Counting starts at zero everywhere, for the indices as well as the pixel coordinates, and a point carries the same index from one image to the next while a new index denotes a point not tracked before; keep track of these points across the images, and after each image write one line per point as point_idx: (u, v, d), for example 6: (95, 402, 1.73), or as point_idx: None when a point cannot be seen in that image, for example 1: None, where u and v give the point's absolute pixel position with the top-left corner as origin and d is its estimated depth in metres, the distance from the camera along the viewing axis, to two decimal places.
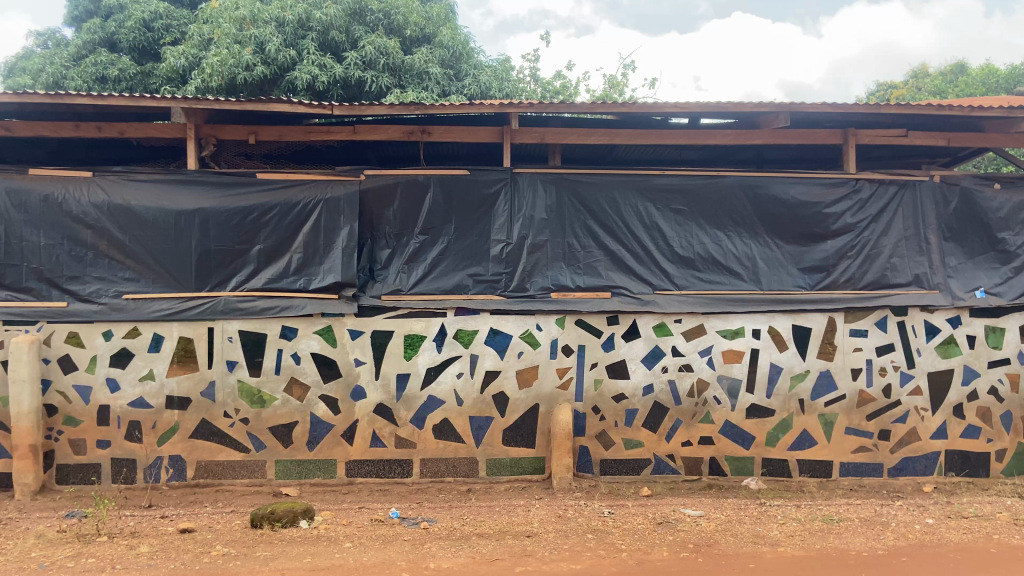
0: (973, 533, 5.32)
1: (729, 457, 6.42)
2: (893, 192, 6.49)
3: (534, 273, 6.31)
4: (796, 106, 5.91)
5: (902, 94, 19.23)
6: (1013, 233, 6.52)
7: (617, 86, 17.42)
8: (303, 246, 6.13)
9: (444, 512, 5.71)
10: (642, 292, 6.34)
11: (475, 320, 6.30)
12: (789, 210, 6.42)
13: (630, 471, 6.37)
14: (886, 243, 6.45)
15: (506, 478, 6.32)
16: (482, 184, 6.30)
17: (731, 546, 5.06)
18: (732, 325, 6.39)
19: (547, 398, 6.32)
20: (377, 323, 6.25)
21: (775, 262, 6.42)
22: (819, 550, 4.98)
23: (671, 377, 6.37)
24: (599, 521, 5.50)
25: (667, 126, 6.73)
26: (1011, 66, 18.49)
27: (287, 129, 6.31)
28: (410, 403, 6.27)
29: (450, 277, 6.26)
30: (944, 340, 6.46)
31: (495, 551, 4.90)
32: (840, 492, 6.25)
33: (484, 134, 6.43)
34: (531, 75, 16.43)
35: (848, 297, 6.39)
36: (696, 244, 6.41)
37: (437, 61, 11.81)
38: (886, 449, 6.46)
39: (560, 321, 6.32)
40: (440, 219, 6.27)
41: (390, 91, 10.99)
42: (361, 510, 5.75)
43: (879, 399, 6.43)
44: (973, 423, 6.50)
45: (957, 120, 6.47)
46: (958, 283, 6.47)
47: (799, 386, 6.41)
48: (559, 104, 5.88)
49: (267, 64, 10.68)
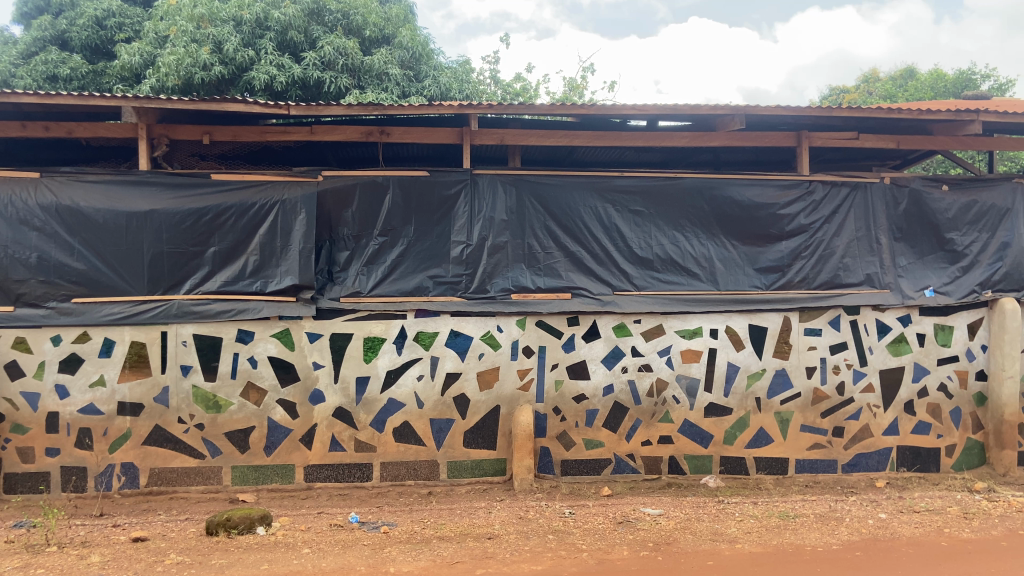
0: (925, 527, 5.45)
1: (689, 456, 6.48)
2: (845, 194, 6.63)
3: (494, 275, 6.30)
4: (751, 108, 6.00)
5: (854, 98, 19.69)
6: (961, 234, 6.69)
7: (577, 88, 17.53)
8: (260, 248, 6.04)
9: (404, 515, 5.66)
10: (602, 293, 6.38)
11: (436, 322, 6.27)
12: (745, 211, 6.51)
13: (592, 472, 6.39)
14: (839, 244, 6.58)
15: (467, 480, 6.29)
16: (442, 185, 6.27)
17: (690, 543, 5.11)
18: (691, 325, 6.46)
19: (508, 399, 6.32)
20: (336, 326, 6.18)
21: (732, 262, 6.51)
22: (776, 546, 5.05)
23: (631, 377, 6.42)
24: (560, 522, 5.51)
25: (626, 128, 6.73)
26: (958, 70, 19.06)
27: (242, 129, 6.20)
28: (370, 406, 6.21)
29: (410, 279, 6.22)
30: (894, 338, 6.62)
31: (457, 554, 4.87)
32: (796, 488, 6.35)
33: (443, 135, 6.40)
34: (491, 76, 16.46)
35: (802, 296, 6.50)
36: (654, 244, 6.47)
37: (397, 62, 11.76)
38: (840, 445, 6.58)
39: (521, 322, 6.33)
40: (400, 220, 6.23)
41: (349, 91, 10.91)
42: (320, 515, 5.67)
43: (833, 396, 6.56)
44: (924, 419, 6.66)
45: (905, 123, 6.62)
46: (908, 282, 6.61)
47: (756, 385, 6.51)
48: (519, 106, 5.83)
49: (224, 63, 10.52)
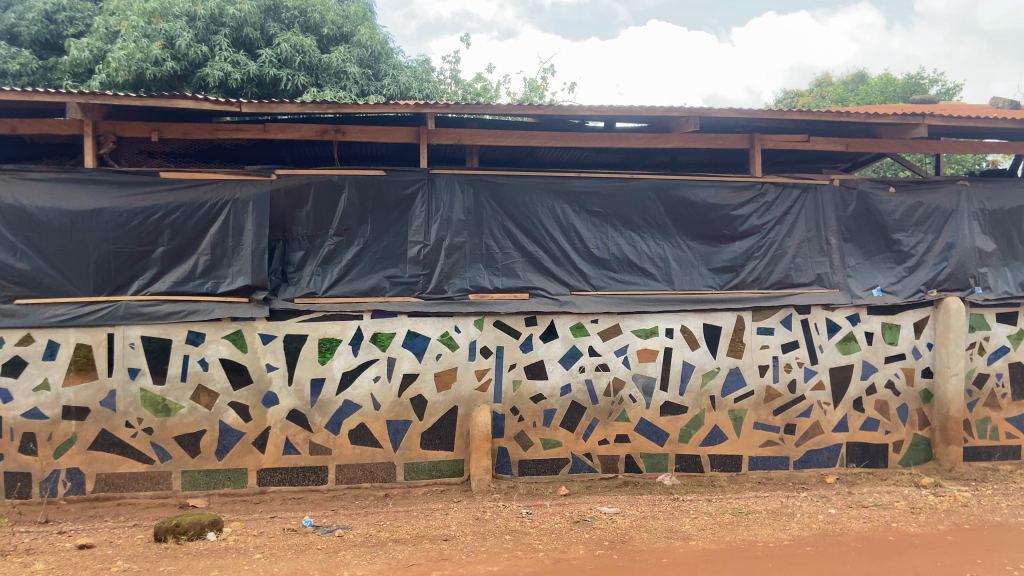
0: (873, 521, 5.57)
1: (645, 454, 6.53)
2: (797, 195, 6.75)
3: (452, 275, 6.28)
4: (705, 110, 6.08)
5: (807, 102, 20.04)
6: (908, 235, 6.85)
7: (538, 90, 17.56)
8: (211, 247, 5.93)
9: (359, 518, 5.60)
10: (560, 293, 6.40)
11: (393, 322, 6.22)
12: (699, 212, 6.59)
13: (549, 471, 6.40)
14: (790, 244, 6.70)
15: (424, 482, 6.25)
16: (398, 184, 6.22)
17: (645, 541, 5.15)
18: (647, 325, 6.52)
19: (465, 400, 6.30)
20: (291, 327, 6.09)
21: (687, 262, 6.59)
22: (729, 542, 5.12)
23: (588, 377, 6.44)
24: (517, 522, 5.51)
25: (584, 128, 6.77)
26: (907, 75, 19.55)
27: (192, 126, 6.07)
28: (325, 407, 6.14)
29: (366, 279, 6.16)
30: (844, 337, 6.75)
31: (412, 556, 4.84)
32: (749, 485, 6.44)
33: (400, 134, 6.35)
34: (452, 76, 16.38)
35: (755, 296, 6.61)
36: (611, 245, 6.51)
37: (355, 60, 11.66)
38: (792, 442, 6.70)
39: (478, 322, 6.31)
40: (355, 220, 6.16)
41: (307, 90, 10.78)
42: (273, 520, 5.59)
43: (785, 394, 6.67)
44: (872, 416, 6.81)
45: (853, 126, 6.76)
46: (857, 282, 6.76)
47: (710, 383, 6.59)
48: (477, 106, 5.83)
49: (177, 59, 10.30)
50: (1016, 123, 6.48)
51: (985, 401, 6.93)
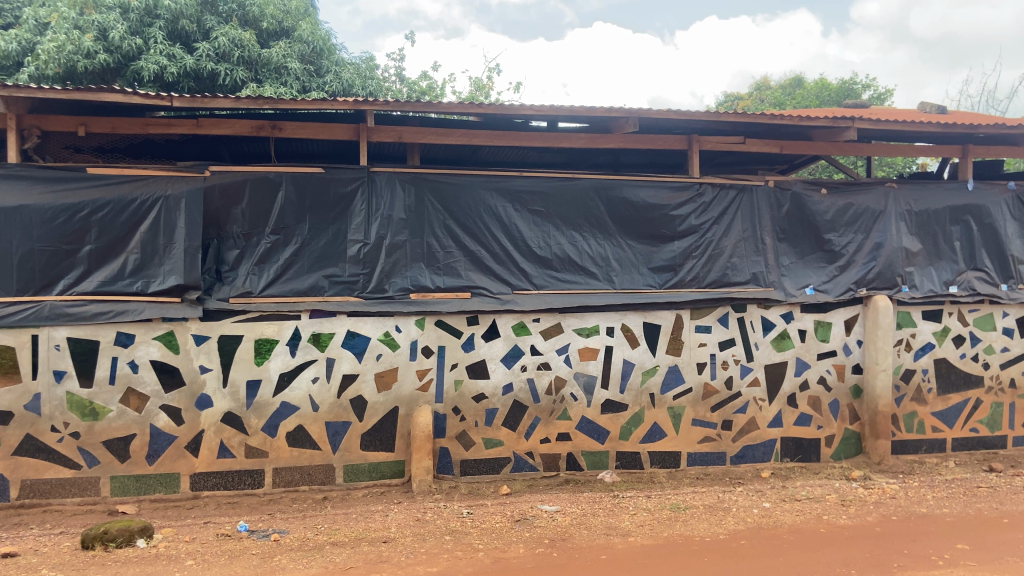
0: (805, 514, 5.72)
1: (586, 452, 6.58)
2: (733, 196, 6.88)
3: (392, 274, 6.21)
4: (644, 111, 6.16)
5: (747, 105, 20.45)
6: (839, 235, 7.05)
7: (483, 89, 17.51)
8: (141, 246, 5.75)
9: (296, 522, 5.50)
10: (502, 292, 6.39)
11: (332, 322, 6.12)
12: (639, 211, 6.67)
13: (490, 471, 6.40)
14: (727, 244, 6.83)
15: (364, 484, 6.18)
16: (337, 182, 6.13)
17: (585, 539, 5.18)
18: (588, 323, 6.56)
19: (406, 400, 6.24)
20: (225, 328, 5.95)
21: (627, 261, 6.66)
22: (666, 537, 5.20)
23: (530, 376, 6.46)
24: (457, 522, 5.48)
25: (527, 128, 6.77)
26: (841, 80, 20.12)
27: (121, 120, 5.88)
28: (262, 409, 6.01)
29: (304, 278, 6.05)
30: (778, 334, 6.92)
31: (350, 559, 4.78)
32: (688, 481, 6.55)
33: (339, 131, 6.26)
34: (396, 74, 16.19)
35: (694, 295, 6.72)
36: (553, 244, 6.53)
37: (296, 56, 11.45)
38: (729, 438, 6.83)
39: (419, 322, 6.26)
40: (293, 218, 6.05)
41: (246, 84, 10.58)
42: (206, 525, 5.45)
43: (722, 391, 6.80)
44: (806, 411, 6.99)
45: (787, 129, 6.93)
46: (791, 281, 6.93)
47: (650, 381, 6.67)
48: (419, 104, 5.79)
49: (109, 52, 9.96)
50: (940, 128, 6.72)
51: (911, 396, 7.17)
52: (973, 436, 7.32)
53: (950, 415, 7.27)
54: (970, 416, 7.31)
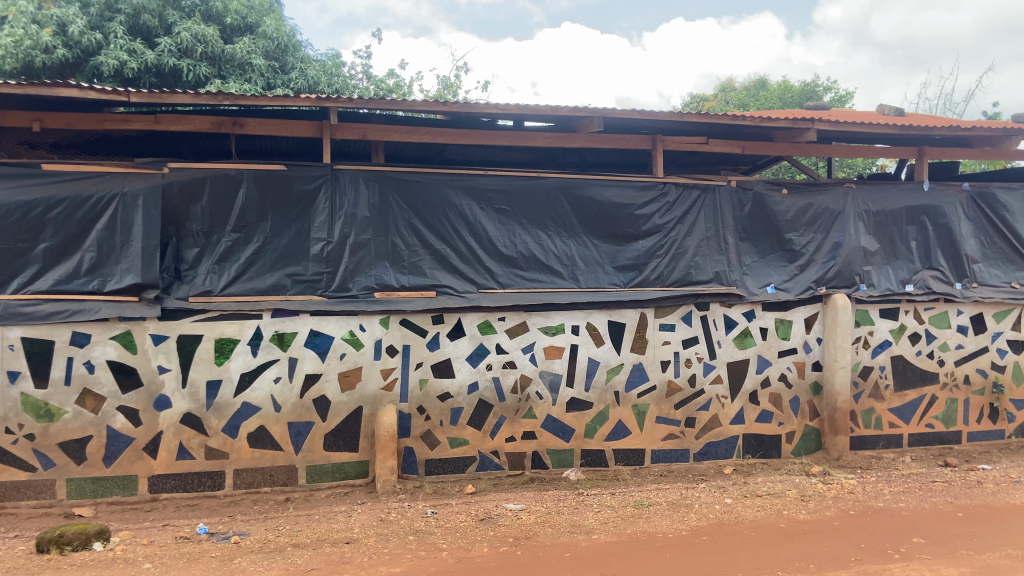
0: (766, 510, 5.80)
1: (551, 450, 6.59)
2: (696, 195, 6.94)
3: (356, 273, 6.16)
4: (608, 111, 6.19)
5: (712, 105, 20.67)
6: (800, 235, 7.16)
7: (451, 88, 17.44)
8: (98, 244, 5.64)
9: (258, 524, 5.43)
10: (467, 291, 6.38)
11: (294, 321, 6.05)
12: (604, 211, 6.70)
13: (455, 470, 6.38)
14: (691, 243, 6.89)
15: (327, 485, 6.12)
16: (299, 180, 6.06)
17: (549, 537, 5.19)
18: (553, 322, 6.58)
19: (370, 400, 6.20)
20: (185, 327, 5.85)
21: (592, 260, 6.69)
22: (629, 534, 5.23)
23: (495, 375, 6.45)
24: (421, 522, 5.45)
25: (493, 127, 6.76)
26: (803, 82, 20.43)
27: (77, 116, 5.75)
28: (223, 410, 5.93)
29: (266, 277, 5.97)
30: (740, 332, 7.00)
31: (312, 561, 4.73)
32: (651, 478, 6.60)
33: (302, 128, 6.19)
34: (363, 72, 16.06)
35: (658, 293, 6.77)
36: (518, 243, 6.53)
37: (260, 52, 11.30)
38: (692, 435, 6.90)
39: (384, 321, 6.21)
40: (254, 216, 5.97)
41: (209, 81, 10.42)
42: (165, 528, 5.35)
43: (685, 389, 6.87)
44: (767, 408, 7.08)
45: (749, 130, 7.01)
46: (753, 280, 7.02)
47: (614, 379, 6.71)
48: (383, 102, 5.74)
49: (68, 47, 9.76)
50: (898, 129, 6.85)
51: (869, 392, 7.31)
52: (929, 432, 7.48)
53: (907, 411, 7.42)
54: (926, 412, 7.47)
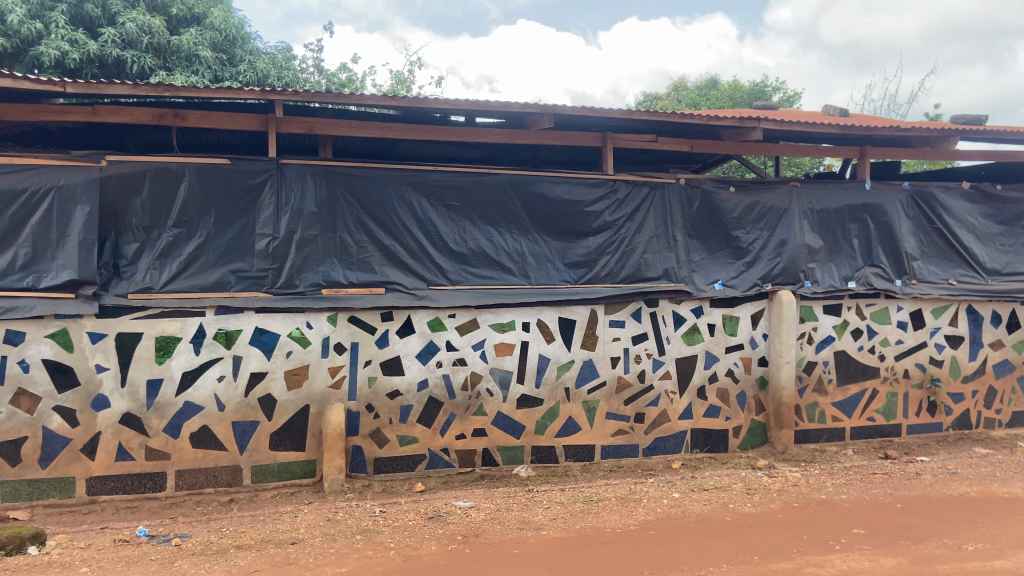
0: (712, 503, 5.88)
1: (501, 447, 6.58)
2: (646, 193, 7.00)
3: (303, 270, 6.05)
4: (559, 107, 6.19)
5: (664, 104, 20.88)
6: (747, 232, 7.27)
7: (405, 83, 17.28)
8: (32, 239, 5.44)
9: (200, 526, 5.30)
10: (417, 288, 6.33)
11: (239, 318, 5.92)
12: (554, 208, 6.71)
13: (404, 468, 6.33)
14: (640, 240, 6.94)
15: (273, 485, 6.01)
16: (244, 174, 5.92)
17: (498, 534, 5.18)
18: (504, 318, 6.57)
19: (318, 398, 6.11)
20: (124, 325, 5.68)
21: (543, 257, 6.70)
22: (578, 530, 5.25)
23: (445, 372, 6.42)
24: (369, 521, 5.39)
25: (445, 122, 6.71)
26: (752, 83, 20.76)
27: (10, 106, 5.54)
28: (164, 410, 5.78)
29: (209, 274, 5.84)
30: (689, 328, 7.08)
31: (256, 563, 4.64)
32: (601, 474, 6.63)
33: (246, 122, 6.05)
34: (314, 66, 15.79)
35: (608, 290, 6.81)
36: (469, 239, 6.50)
37: (208, 43, 11.03)
38: (641, 430, 6.96)
39: (332, 318, 6.12)
40: (197, 211, 5.83)
41: (155, 72, 10.13)
42: (103, 531, 5.19)
43: (635, 384, 6.92)
44: (714, 403, 7.18)
45: (698, 129, 7.09)
46: (701, 276, 7.10)
47: (565, 375, 6.73)
48: (329, 96, 5.64)
49: (6, 36, 9.41)
50: (841, 130, 7.00)
51: (813, 387, 7.47)
52: (870, 425, 7.68)
53: (849, 405, 7.60)
54: (867, 406, 7.66)
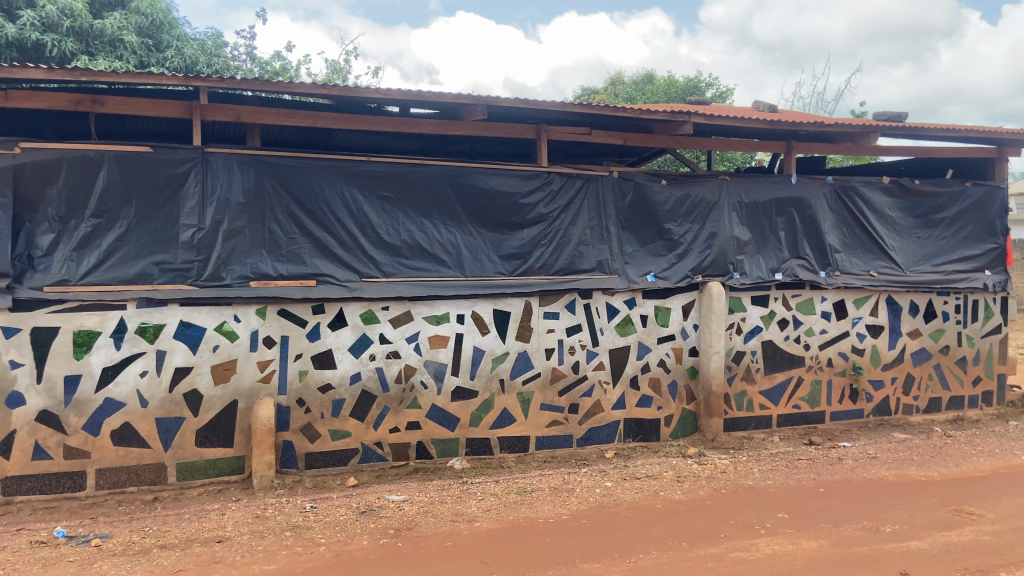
0: (644, 491, 5.97)
1: (435, 439, 6.55)
2: (580, 185, 7.04)
3: (230, 261, 5.88)
4: (493, 99, 6.17)
5: (601, 98, 21.05)
6: (678, 225, 7.39)
7: (340, 72, 17.00)
8: None
9: (122, 525, 5.13)
10: (349, 280, 6.23)
11: (162, 312, 5.73)
12: (489, 199, 6.69)
13: (336, 463, 6.25)
14: (575, 232, 6.99)
15: (199, 482, 5.86)
16: (167, 163, 5.73)
17: (431, 527, 5.16)
18: (438, 311, 6.53)
19: (246, 393, 5.97)
20: (40, 319, 5.44)
21: (477, 249, 6.68)
22: (511, 521, 5.26)
23: (378, 365, 6.35)
24: (299, 517, 5.30)
25: (378, 112, 6.61)
26: (686, 78, 21.12)
27: None
28: (83, 407, 5.56)
29: (131, 266, 5.63)
30: (622, 320, 7.17)
31: (179, 562, 4.50)
32: (535, 464, 6.67)
33: (169, 109, 5.85)
34: (247, 53, 15.37)
35: (542, 282, 6.84)
36: (402, 231, 6.44)
37: (133, 28, 10.63)
38: (575, 421, 7.02)
39: (261, 311, 5.99)
40: (117, 201, 5.62)
41: (76, 57, 9.71)
42: (18, 533, 4.97)
43: (569, 375, 6.97)
44: (647, 393, 7.30)
45: (630, 122, 7.18)
46: (634, 268, 7.20)
47: (500, 367, 6.74)
48: (256, 83, 5.48)
49: None
50: (768, 125, 7.17)
51: (742, 376, 7.66)
52: (796, 412, 7.92)
53: (775, 393, 7.82)
54: (793, 393, 7.90)
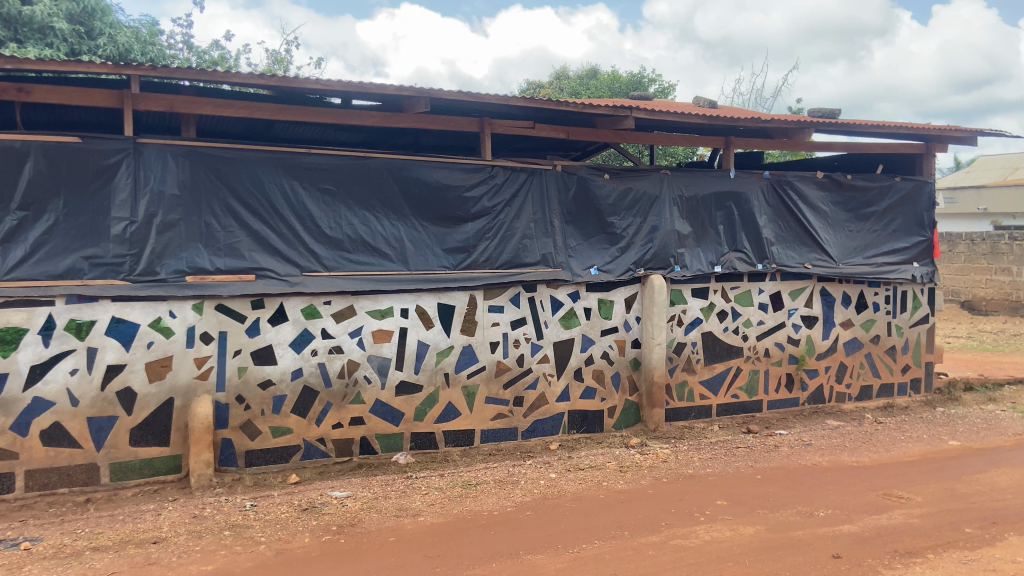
0: (587, 482, 6.04)
1: (379, 435, 6.50)
2: (523, 179, 7.06)
3: (165, 256, 5.72)
4: (436, 91, 6.13)
5: (546, 93, 21.11)
6: (621, 219, 7.48)
7: (281, 62, 16.67)
8: None
9: (52, 528, 4.95)
10: (289, 274, 6.12)
11: (93, 308, 5.54)
12: (432, 193, 6.66)
13: (278, 460, 6.16)
14: (519, 225, 7.01)
15: (135, 483, 5.70)
16: (97, 154, 5.54)
17: (374, 522, 5.12)
18: (381, 305, 6.48)
19: (183, 390, 5.83)
20: None
21: (421, 242, 6.64)
22: (455, 514, 5.26)
23: (320, 360, 6.27)
24: (239, 516, 5.20)
25: (319, 103, 6.51)
26: (629, 74, 21.35)
27: None
28: (9, 407, 5.35)
29: (59, 260, 5.42)
30: (566, 313, 7.22)
31: (113, 565, 4.38)
32: (480, 457, 6.68)
33: (100, 98, 5.65)
34: (183, 42, 14.95)
35: (486, 275, 6.85)
36: (344, 225, 6.36)
37: (63, 14, 10.25)
38: (520, 414, 7.06)
39: (198, 306, 5.85)
40: (44, 192, 5.40)
41: (2, 44, 9.34)
42: None
43: (514, 368, 7.00)
44: (591, 385, 7.37)
45: (573, 117, 7.23)
46: (578, 262, 7.26)
47: (444, 361, 6.72)
48: (191, 72, 5.32)
49: None
50: (708, 120, 7.30)
51: (683, 367, 7.80)
52: (735, 402, 8.11)
53: (715, 383, 7.99)
54: (732, 383, 8.08)
